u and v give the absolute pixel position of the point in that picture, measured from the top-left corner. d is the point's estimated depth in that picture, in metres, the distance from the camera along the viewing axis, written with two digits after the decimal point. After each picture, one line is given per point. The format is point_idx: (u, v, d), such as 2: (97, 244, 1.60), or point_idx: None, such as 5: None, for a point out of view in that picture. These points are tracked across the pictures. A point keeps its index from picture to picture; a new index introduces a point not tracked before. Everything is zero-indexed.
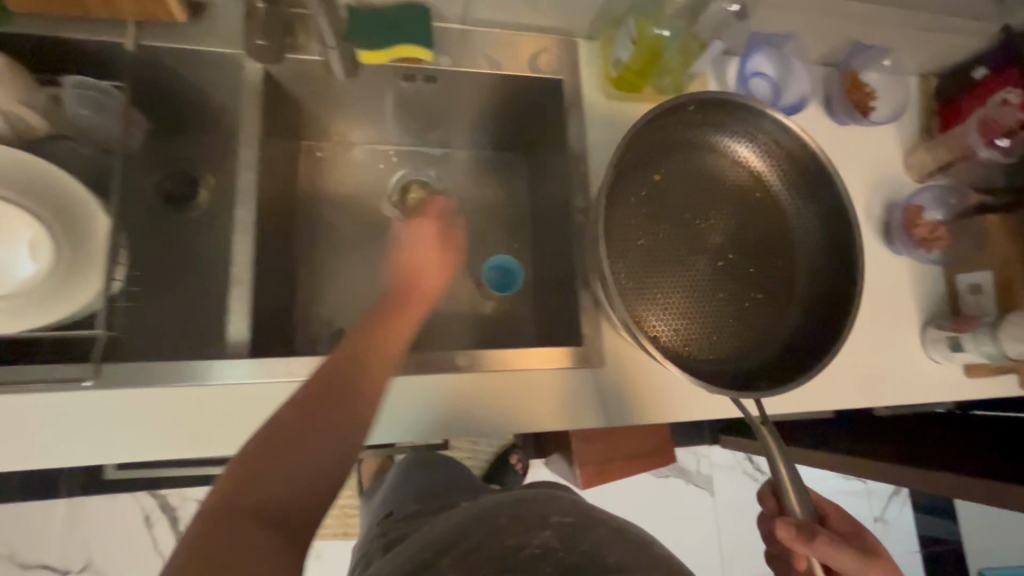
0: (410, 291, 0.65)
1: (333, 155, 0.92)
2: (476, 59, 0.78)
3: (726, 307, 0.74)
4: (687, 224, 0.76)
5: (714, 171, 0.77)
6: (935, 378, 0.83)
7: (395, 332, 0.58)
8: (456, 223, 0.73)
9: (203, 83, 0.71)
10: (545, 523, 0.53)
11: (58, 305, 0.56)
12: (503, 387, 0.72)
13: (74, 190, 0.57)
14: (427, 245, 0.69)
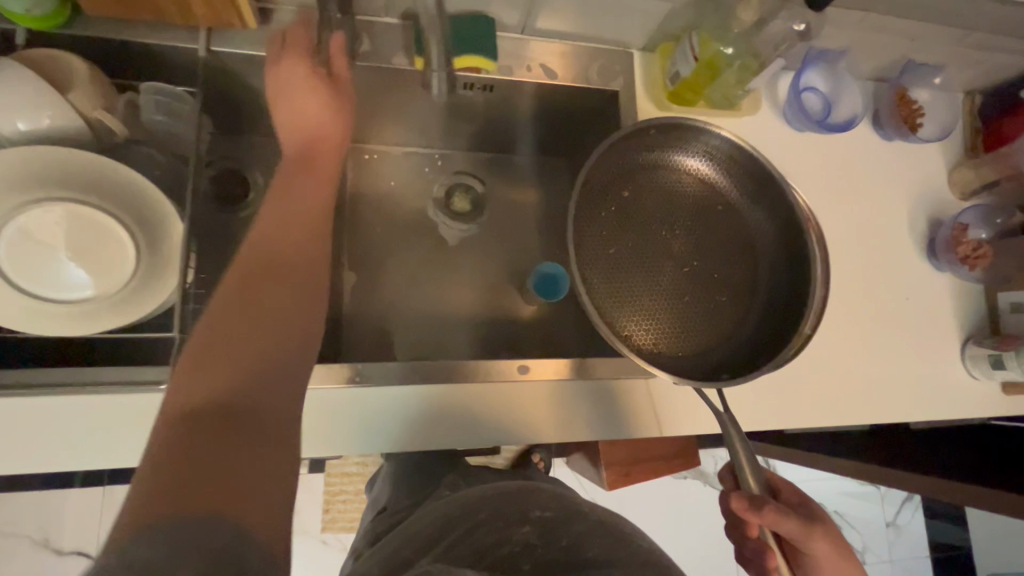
0: (311, 146, 0.61)
1: (381, 158, 0.94)
2: (533, 68, 0.78)
3: (698, 308, 0.74)
4: (654, 234, 0.77)
5: (673, 183, 0.78)
6: (977, 394, 0.84)
7: (301, 218, 0.55)
8: (340, 73, 0.65)
9: (267, 87, 0.72)
10: (528, 517, 0.65)
11: (135, 308, 0.57)
12: (521, 401, 0.74)
13: (149, 193, 0.58)
14: (305, 87, 0.62)
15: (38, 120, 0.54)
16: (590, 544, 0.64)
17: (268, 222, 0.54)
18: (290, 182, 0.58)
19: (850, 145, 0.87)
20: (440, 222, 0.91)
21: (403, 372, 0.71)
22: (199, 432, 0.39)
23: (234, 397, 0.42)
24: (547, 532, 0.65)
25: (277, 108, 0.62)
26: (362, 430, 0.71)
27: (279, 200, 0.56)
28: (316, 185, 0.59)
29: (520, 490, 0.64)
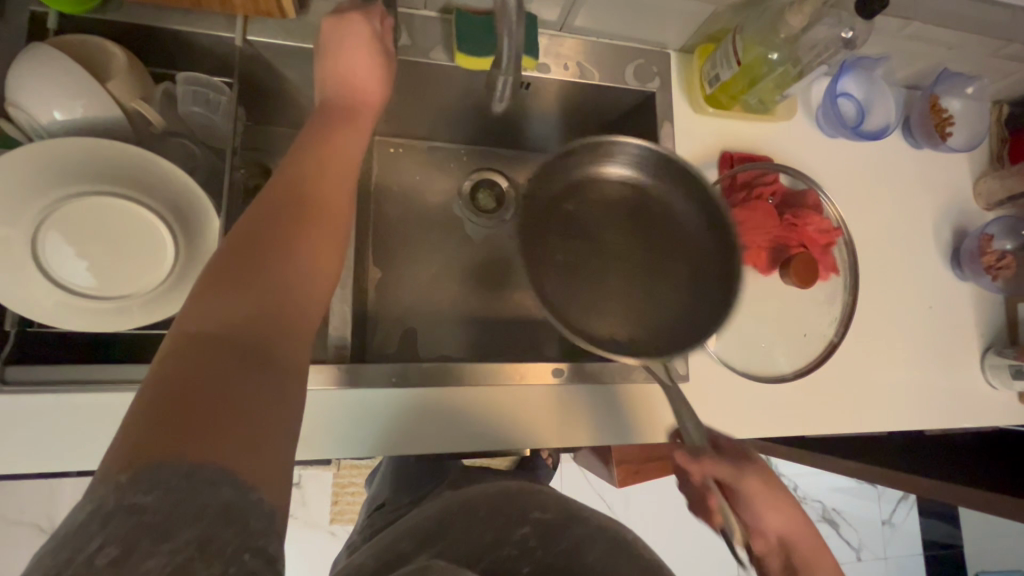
0: (354, 97, 0.59)
1: (407, 152, 0.92)
2: (570, 65, 0.77)
3: (625, 319, 0.67)
4: (589, 243, 0.73)
5: (602, 197, 0.73)
6: (996, 403, 0.85)
7: (339, 160, 0.52)
8: (388, 41, 0.65)
9: (300, 77, 0.71)
10: (525, 517, 0.63)
11: (167, 305, 0.56)
12: (532, 406, 0.73)
13: (183, 188, 0.56)
14: (358, 43, 0.61)
15: (73, 109, 0.53)
16: (588, 548, 0.63)
17: (302, 154, 0.51)
18: (328, 127, 0.55)
19: (881, 152, 0.87)
20: (466, 219, 0.91)
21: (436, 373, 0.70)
22: (202, 358, 0.37)
23: (245, 330, 0.39)
24: (546, 536, 0.63)
25: (327, 58, 0.61)
26: (386, 431, 0.70)
27: (315, 138, 0.53)
28: (351, 133, 0.55)
29: (521, 487, 0.64)
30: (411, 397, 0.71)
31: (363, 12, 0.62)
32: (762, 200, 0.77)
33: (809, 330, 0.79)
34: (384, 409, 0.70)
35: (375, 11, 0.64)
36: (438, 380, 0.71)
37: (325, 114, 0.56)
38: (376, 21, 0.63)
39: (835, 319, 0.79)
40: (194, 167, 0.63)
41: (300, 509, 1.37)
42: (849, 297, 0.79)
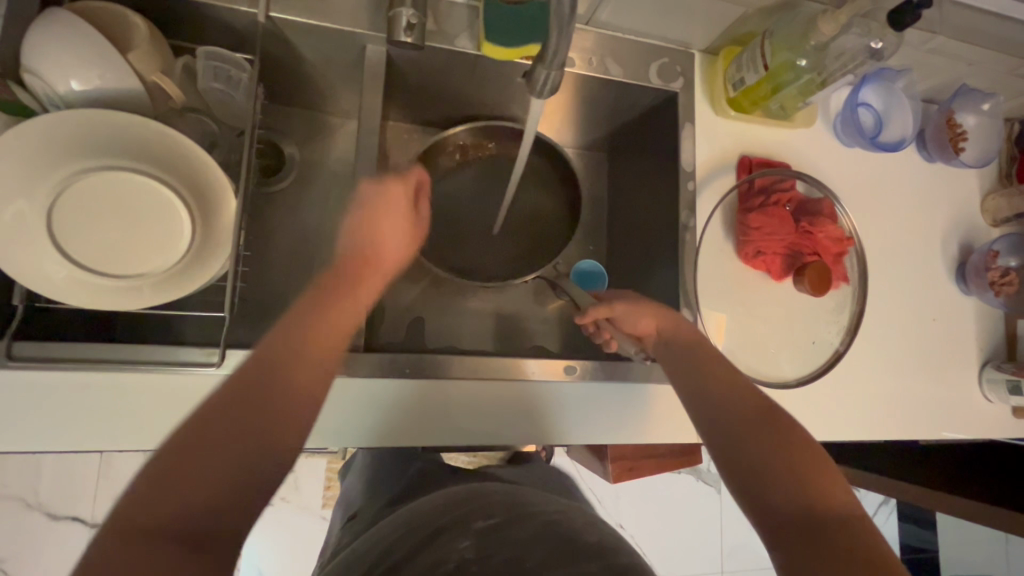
0: (366, 268, 0.62)
1: (421, 140, 0.90)
2: (593, 60, 0.76)
3: (525, 253, 0.88)
4: (473, 200, 0.88)
5: (462, 167, 0.87)
6: (990, 417, 0.87)
7: (333, 329, 0.57)
8: (423, 214, 0.69)
9: (319, 58, 0.70)
10: (468, 526, 0.61)
11: (182, 286, 0.55)
12: (541, 408, 0.73)
13: (202, 165, 0.55)
14: (388, 215, 0.64)
15: (90, 80, 0.51)
16: (530, 553, 0.57)
17: (303, 318, 0.56)
18: (335, 296, 0.59)
19: (895, 164, 0.88)
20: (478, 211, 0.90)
21: (447, 366, 0.70)
22: (134, 554, 0.40)
23: (191, 520, 0.43)
24: (486, 548, 0.58)
25: (354, 221, 0.63)
26: (394, 424, 0.69)
27: (321, 307, 0.58)
28: (353, 309, 0.59)
29: (463, 497, 0.67)
30: (421, 393, 0.70)
31: (401, 181, 0.65)
32: (780, 206, 0.77)
33: (816, 337, 0.80)
34: (394, 401, 0.69)
35: (411, 183, 0.67)
36: (451, 375, 0.70)
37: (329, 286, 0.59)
38: (411, 192, 0.66)
39: (842, 327, 0.80)
40: None
41: (293, 493, 1.36)
42: (858, 306, 0.80)
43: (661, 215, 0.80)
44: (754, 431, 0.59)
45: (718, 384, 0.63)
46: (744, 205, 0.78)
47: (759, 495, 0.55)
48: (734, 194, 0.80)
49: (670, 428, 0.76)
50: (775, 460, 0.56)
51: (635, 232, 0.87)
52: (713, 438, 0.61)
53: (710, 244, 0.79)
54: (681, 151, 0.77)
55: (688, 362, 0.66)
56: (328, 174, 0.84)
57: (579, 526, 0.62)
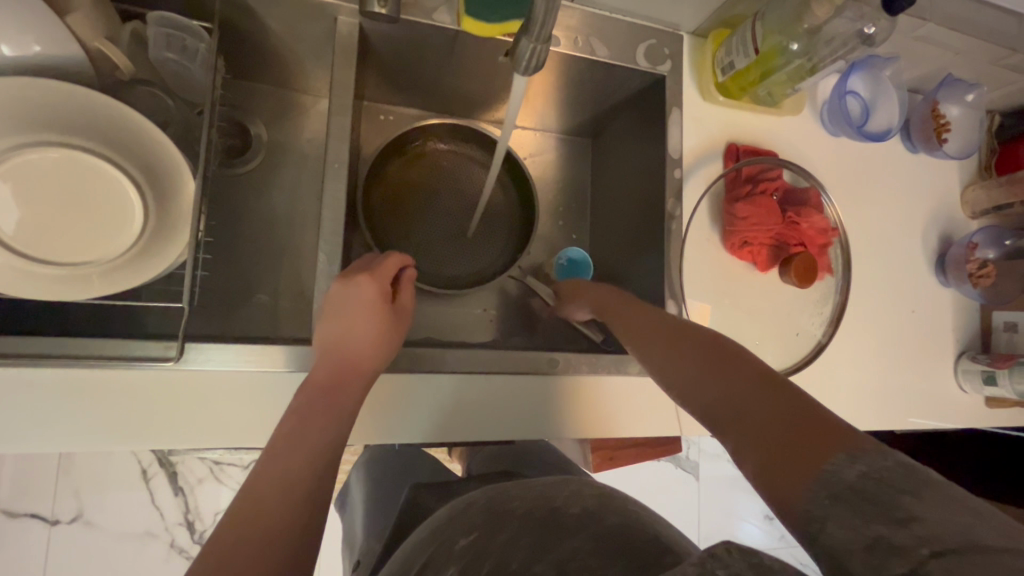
0: (345, 363, 0.54)
1: (397, 123, 0.87)
2: (579, 38, 0.73)
3: (498, 247, 0.87)
4: (441, 194, 0.87)
5: (425, 162, 0.87)
6: (964, 406, 0.88)
7: (315, 436, 0.47)
8: (404, 301, 0.62)
9: (289, 29, 0.66)
10: (453, 551, 0.56)
11: (139, 274, 0.52)
12: (525, 405, 0.70)
13: (158, 145, 0.51)
14: (357, 303, 0.57)
15: (26, 48, 0.47)
16: (513, 554, 0.55)
17: (281, 443, 0.46)
18: (312, 409, 0.49)
19: (880, 153, 0.87)
20: (457, 199, 0.88)
21: (424, 360, 0.66)
22: None
23: None
24: (474, 562, 0.54)
25: (322, 330, 0.56)
26: (370, 423, 0.66)
27: (297, 423, 0.48)
28: (334, 411, 0.50)
29: (436, 531, 0.59)
30: (400, 392, 0.66)
31: (370, 274, 0.59)
32: (766, 195, 0.75)
33: (800, 329, 0.79)
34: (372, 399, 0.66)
35: (385, 271, 0.61)
36: (432, 369, 0.67)
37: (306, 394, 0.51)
38: (385, 284, 0.60)
39: (825, 319, 0.80)
40: (175, 125, 0.59)
41: None
42: (841, 297, 0.79)
43: (647, 203, 0.78)
44: (680, 343, 0.54)
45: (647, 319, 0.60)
46: (730, 194, 0.77)
47: (698, 401, 0.50)
48: (721, 182, 0.78)
49: (662, 427, 0.74)
50: (702, 361, 0.51)
51: (619, 222, 0.84)
52: (668, 381, 0.53)
53: (695, 234, 0.78)
54: (668, 136, 0.75)
55: (628, 309, 0.63)
56: (298, 157, 0.80)
57: (561, 504, 0.61)
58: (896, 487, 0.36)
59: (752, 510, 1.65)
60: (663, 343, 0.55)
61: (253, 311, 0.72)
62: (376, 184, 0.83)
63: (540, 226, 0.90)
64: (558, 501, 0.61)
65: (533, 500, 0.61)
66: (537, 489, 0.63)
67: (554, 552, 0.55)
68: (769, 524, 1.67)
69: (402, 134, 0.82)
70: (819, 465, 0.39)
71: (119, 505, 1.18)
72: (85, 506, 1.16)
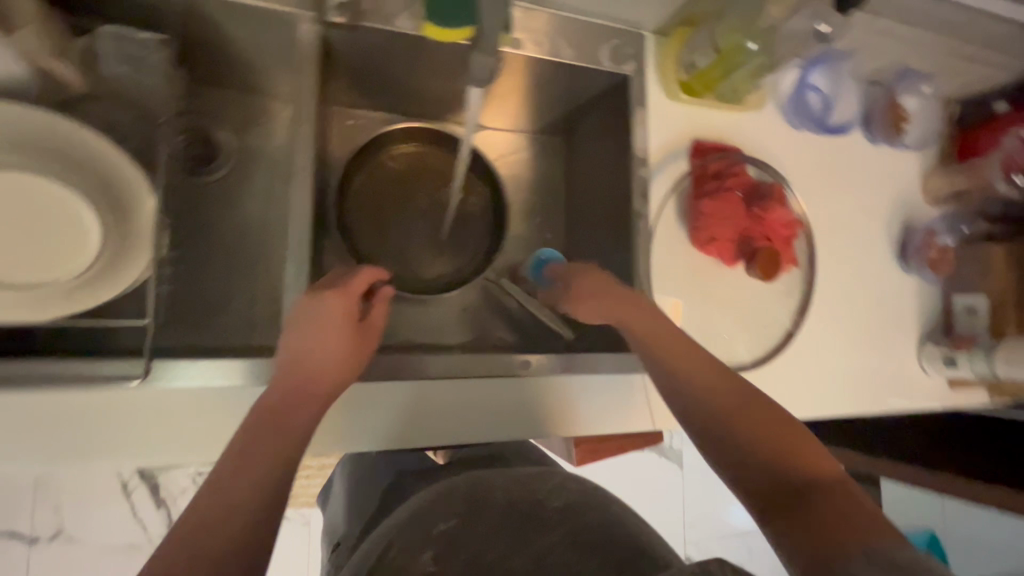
0: (301, 382, 0.53)
1: (366, 128, 0.86)
2: (542, 41, 0.73)
3: (473, 247, 0.88)
4: (413, 197, 0.87)
5: (395, 166, 0.86)
6: (929, 388, 0.91)
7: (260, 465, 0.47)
8: (374, 319, 0.60)
9: (249, 39, 0.65)
10: (432, 536, 0.58)
11: (101, 290, 0.52)
12: (502, 404, 0.71)
13: (115, 162, 0.51)
14: (325, 325, 0.55)
15: None
16: (492, 546, 0.58)
17: (228, 469, 0.47)
18: (257, 437, 0.49)
19: (844, 146, 0.88)
20: (429, 201, 0.87)
21: (399, 366, 0.67)
22: None
23: None
24: (449, 551, 0.57)
25: (284, 349, 0.54)
26: (351, 429, 0.67)
27: (242, 449, 0.48)
28: (284, 437, 0.50)
29: (415, 514, 0.59)
30: (377, 398, 0.67)
31: (340, 292, 0.57)
32: (732, 192, 0.77)
33: (766, 320, 0.82)
34: (350, 408, 0.67)
35: (357, 287, 0.58)
36: (406, 375, 0.67)
37: (259, 412, 0.51)
38: (353, 301, 0.58)
39: (794, 309, 0.84)
40: (136, 142, 0.59)
41: None
42: (806, 288, 0.83)
43: (617, 201, 0.79)
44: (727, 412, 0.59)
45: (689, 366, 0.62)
46: (697, 190, 0.78)
47: (746, 474, 0.56)
48: (688, 179, 0.79)
49: (637, 420, 0.75)
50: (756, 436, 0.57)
51: (591, 220, 0.85)
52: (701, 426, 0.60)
53: (665, 232, 0.79)
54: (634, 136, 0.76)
55: (658, 341, 0.64)
56: (264, 165, 0.78)
57: (542, 497, 0.62)
58: (919, 563, 0.43)
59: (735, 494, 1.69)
60: (711, 405, 0.60)
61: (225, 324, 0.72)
62: (347, 190, 0.83)
63: (514, 226, 0.90)
64: (541, 493, 0.63)
65: (513, 491, 0.62)
66: (519, 477, 0.64)
67: (532, 543, 0.58)
68: None
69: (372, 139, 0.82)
70: (852, 532, 0.47)
71: (100, 520, 1.16)
72: (66, 522, 1.15)
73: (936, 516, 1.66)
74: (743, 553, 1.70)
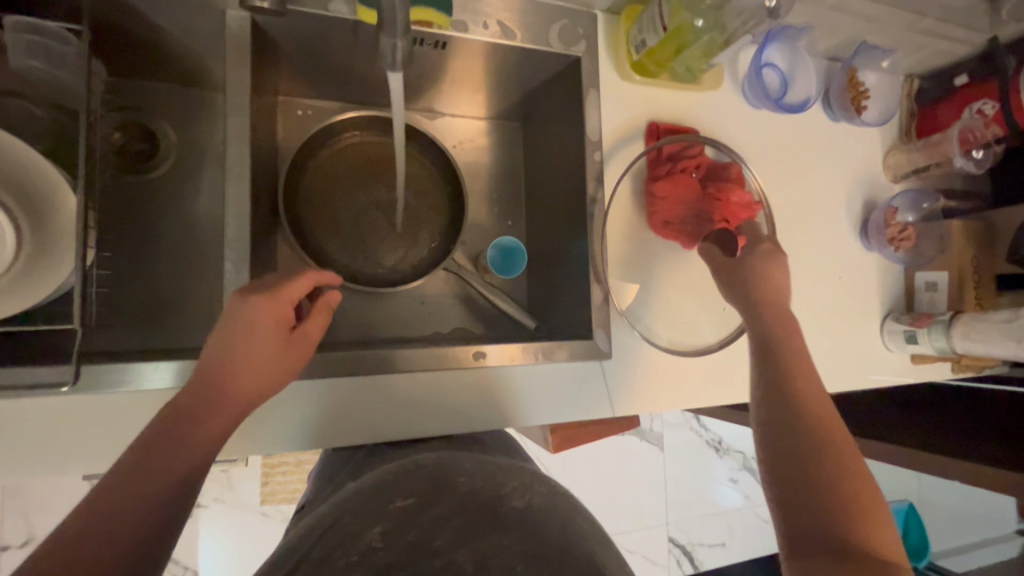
0: (224, 389, 0.52)
1: (317, 117, 0.84)
2: (488, 22, 0.71)
3: (431, 238, 0.86)
4: (368, 187, 0.85)
5: (347, 156, 0.84)
6: (891, 364, 0.91)
7: (159, 479, 0.47)
8: (306, 329, 0.58)
9: (178, 27, 0.63)
10: (387, 510, 0.55)
11: (28, 295, 0.50)
12: (457, 396, 0.70)
13: (27, 162, 0.49)
14: (252, 332, 0.53)
15: None
16: (437, 533, 0.58)
17: (137, 462, 0.47)
18: (172, 441, 0.48)
19: (805, 124, 0.88)
20: (385, 191, 0.85)
21: (352, 362, 0.66)
22: None
23: None
24: (397, 529, 0.56)
25: (207, 353, 0.52)
26: (299, 426, 0.66)
27: (141, 460, 0.47)
28: (194, 446, 0.49)
29: (376, 484, 0.54)
30: (329, 393, 0.66)
31: (268, 296, 0.55)
32: (686, 173, 0.76)
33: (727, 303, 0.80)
34: (300, 404, 0.65)
35: (288, 294, 0.56)
36: (357, 370, 0.66)
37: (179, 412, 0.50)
38: (286, 310, 0.56)
39: None
40: None
41: (229, 492, 1.27)
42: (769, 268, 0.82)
43: (572, 185, 0.78)
44: (823, 442, 0.54)
45: (803, 389, 0.58)
46: (652, 172, 0.77)
47: (789, 476, 0.53)
48: (644, 161, 0.78)
49: (598, 406, 0.74)
50: (824, 477, 0.52)
51: (550, 206, 0.84)
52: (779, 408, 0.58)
53: (623, 215, 0.78)
54: (586, 120, 0.74)
55: (783, 356, 0.61)
56: (210, 159, 0.75)
57: (505, 492, 0.55)
58: None
59: (717, 473, 1.70)
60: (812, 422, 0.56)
61: (168, 324, 0.70)
62: (299, 181, 0.80)
63: (474, 214, 0.89)
64: (505, 488, 0.55)
65: (480, 480, 0.56)
66: (488, 467, 0.56)
67: (485, 538, 0.57)
68: (740, 486, 1.73)
69: (322, 127, 0.79)
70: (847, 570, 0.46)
71: None
72: (36, 529, 1.13)
73: (914, 488, 1.69)
74: (726, 532, 1.72)
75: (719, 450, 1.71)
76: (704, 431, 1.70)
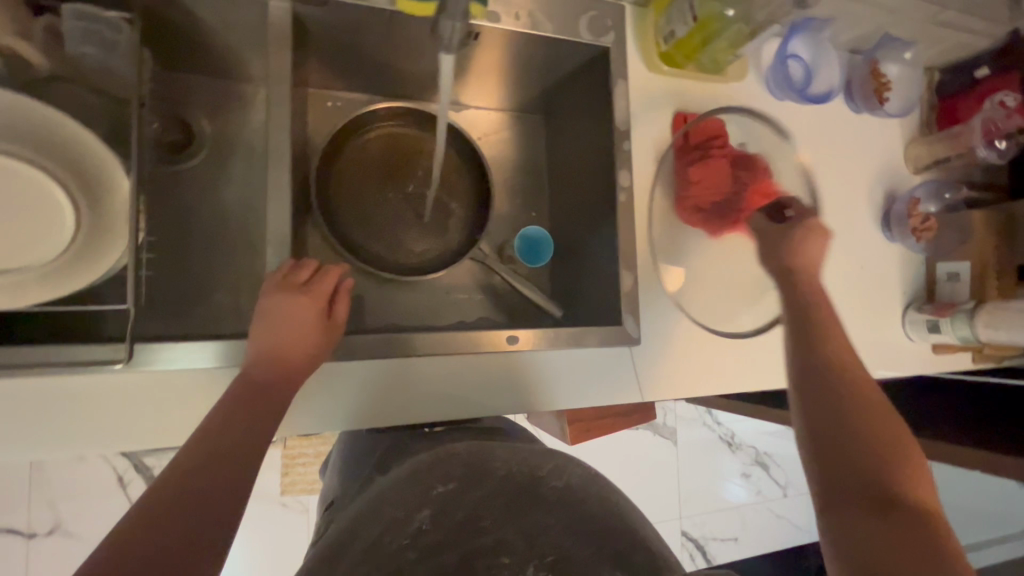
0: (284, 368, 0.55)
1: (347, 108, 0.85)
2: (520, 13, 0.73)
3: (456, 228, 0.88)
4: (394, 177, 0.86)
5: (375, 147, 0.85)
6: (913, 354, 0.92)
7: (241, 439, 0.49)
8: (341, 318, 0.61)
9: (219, 18, 0.64)
10: (429, 496, 0.55)
11: (88, 271, 0.52)
12: (486, 381, 0.71)
13: (84, 144, 0.51)
14: (298, 320, 0.57)
15: None
16: (483, 514, 0.58)
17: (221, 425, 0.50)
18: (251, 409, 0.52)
19: (827, 115, 0.89)
20: (411, 180, 0.87)
21: (387, 347, 0.67)
22: None
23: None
24: (443, 513, 0.56)
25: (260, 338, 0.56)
26: (332, 410, 0.67)
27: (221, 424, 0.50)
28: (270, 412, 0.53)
29: (415, 471, 0.54)
30: (360, 377, 0.67)
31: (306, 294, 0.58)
32: (715, 160, 0.77)
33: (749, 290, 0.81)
34: (333, 387, 0.67)
35: (320, 288, 0.60)
36: (390, 354, 0.67)
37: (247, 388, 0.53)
38: (320, 302, 0.59)
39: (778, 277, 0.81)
40: None
41: None
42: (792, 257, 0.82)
43: (600, 174, 0.79)
44: (844, 393, 0.57)
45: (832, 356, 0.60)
46: (679, 161, 0.78)
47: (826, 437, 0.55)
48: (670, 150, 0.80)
49: (626, 392, 0.75)
50: (845, 424, 0.55)
51: (575, 196, 0.85)
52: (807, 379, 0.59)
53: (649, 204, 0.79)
54: (613, 110, 0.76)
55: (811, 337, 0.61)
56: (246, 149, 0.77)
57: (543, 472, 0.56)
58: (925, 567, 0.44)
59: (730, 468, 1.71)
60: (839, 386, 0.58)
61: (206, 310, 0.71)
62: (328, 171, 0.82)
63: (499, 204, 0.90)
64: (542, 471, 0.56)
65: (517, 464, 0.56)
66: (525, 452, 0.57)
67: (527, 516, 0.58)
68: (751, 481, 1.74)
69: (352, 118, 0.81)
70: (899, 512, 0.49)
71: (96, 515, 1.16)
72: (63, 516, 1.15)
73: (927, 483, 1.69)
74: (738, 527, 1.73)
75: (731, 445, 1.72)
76: (717, 426, 1.70)
